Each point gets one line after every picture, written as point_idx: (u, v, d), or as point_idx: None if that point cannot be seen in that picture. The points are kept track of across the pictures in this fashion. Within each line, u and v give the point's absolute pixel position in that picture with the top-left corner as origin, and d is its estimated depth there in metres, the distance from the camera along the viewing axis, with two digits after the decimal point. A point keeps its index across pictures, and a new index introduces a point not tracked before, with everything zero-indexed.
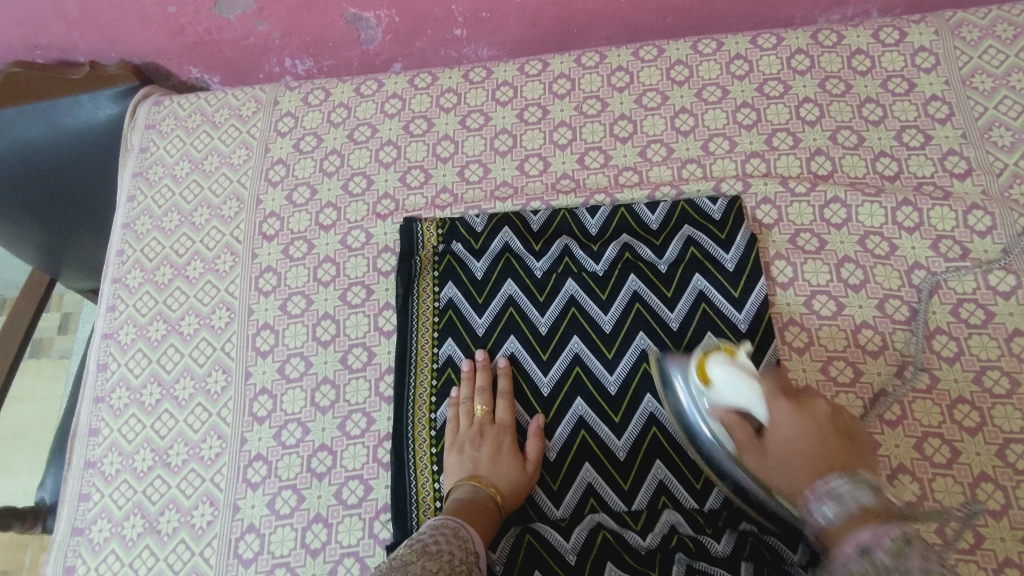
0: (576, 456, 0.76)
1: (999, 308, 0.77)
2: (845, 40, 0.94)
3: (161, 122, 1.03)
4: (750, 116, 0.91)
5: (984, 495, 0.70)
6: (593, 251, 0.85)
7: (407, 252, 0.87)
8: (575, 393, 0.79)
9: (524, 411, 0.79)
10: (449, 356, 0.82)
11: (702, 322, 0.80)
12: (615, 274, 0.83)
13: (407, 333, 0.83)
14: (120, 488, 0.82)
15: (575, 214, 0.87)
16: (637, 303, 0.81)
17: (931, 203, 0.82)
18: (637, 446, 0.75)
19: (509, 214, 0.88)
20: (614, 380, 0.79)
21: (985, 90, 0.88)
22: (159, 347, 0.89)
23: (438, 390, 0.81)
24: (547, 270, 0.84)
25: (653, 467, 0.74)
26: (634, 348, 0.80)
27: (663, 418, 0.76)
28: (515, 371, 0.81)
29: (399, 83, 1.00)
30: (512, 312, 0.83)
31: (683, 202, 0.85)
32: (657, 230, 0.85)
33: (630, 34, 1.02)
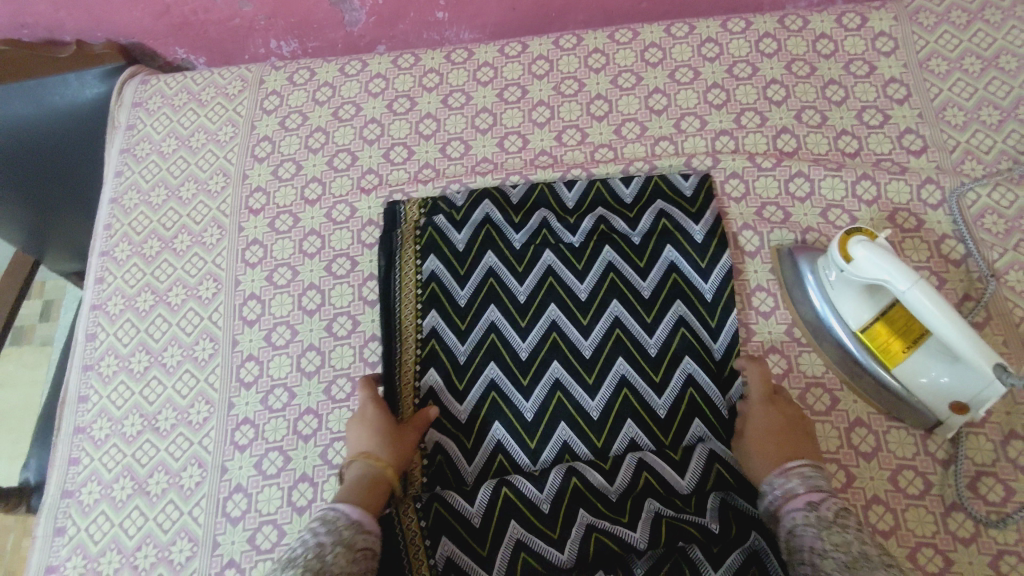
0: (553, 415, 0.79)
1: (949, 274, 0.83)
2: (810, 26, 0.98)
3: (148, 100, 1.05)
4: (719, 96, 0.95)
5: (934, 446, 0.75)
6: (570, 223, 0.88)
7: (390, 226, 0.90)
8: (552, 356, 0.82)
9: (503, 375, 0.82)
10: (433, 327, 0.84)
11: (673, 291, 0.83)
12: (591, 244, 0.87)
13: (391, 305, 0.85)
14: (109, 452, 0.84)
15: (553, 188, 0.90)
16: (612, 273, 0.85)
17: (888, 177, 0.87)
18: (610, 406, 0.79)
19: (490, 189, 0.91)
20: (589, 345, 0.82)
21: (940, 72, 0.93)
22: (147, 317, 0.91)
23: (422, 358, 0.83)
24: (525, 242, 0.87)
25: (625, 426, 0.78)
26: (608, 315, 0.83)
27: (634, 380, 0.80)
28: (495, 338, 0.83)
29: (383, 63, 1.02)
30: (492, 282, 0.86)
31: (656, 176, 0.89)
32: (631, 203, 0.88)
33: (607, 18, 1.06)
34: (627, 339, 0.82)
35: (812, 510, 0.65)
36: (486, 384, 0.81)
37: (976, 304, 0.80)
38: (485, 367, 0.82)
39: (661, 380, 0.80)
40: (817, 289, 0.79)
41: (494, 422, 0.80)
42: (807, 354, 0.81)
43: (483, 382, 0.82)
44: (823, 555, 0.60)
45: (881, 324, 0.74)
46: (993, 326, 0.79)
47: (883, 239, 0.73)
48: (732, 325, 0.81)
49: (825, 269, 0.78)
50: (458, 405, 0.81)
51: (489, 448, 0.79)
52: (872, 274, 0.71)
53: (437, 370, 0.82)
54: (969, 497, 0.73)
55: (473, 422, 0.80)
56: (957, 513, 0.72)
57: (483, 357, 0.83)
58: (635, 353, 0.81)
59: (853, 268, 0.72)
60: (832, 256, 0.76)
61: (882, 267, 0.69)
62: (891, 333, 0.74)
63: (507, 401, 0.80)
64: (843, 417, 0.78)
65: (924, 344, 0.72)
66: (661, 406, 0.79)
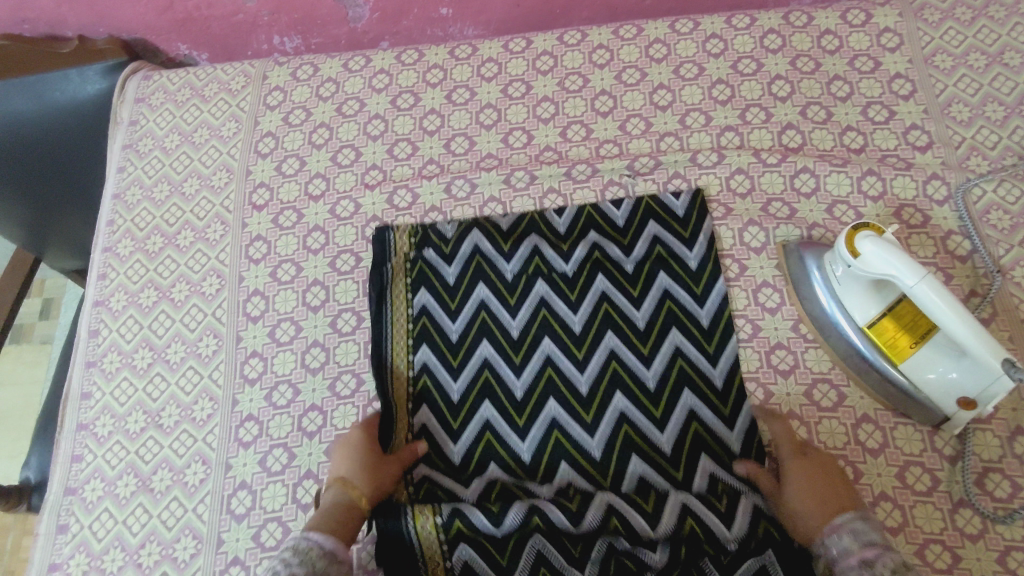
0: (542, 393, 0.80)
1: (955, 270, 0.82)
2: (814, 21, 0.98)
3: (150, 96, 1.05)
4: (724, 92, 0.95)
5: (941, 443, 0.75)
6: (562, 251, 0.87)
7: (379, 259, 0.88)
8: (548, 393, 0.80)
9: (496, 354, 0.83)
10: (424, 364, 0.82)
11: (667, 320, 0.82)
12: (584, 273, 0.85)
13: (382, 344, 0.83)
14: (112, 449, 0.84)
15: (544, 216, 0.89)
16: (605, 303, 0.84)
17: (893, 173, 0.87)
18: (598, 381, 0.80)
19: (478, 218, 0.90)
20: (585, 380, 0.80)
21: (945, 68, 0.93)
22: (150, 313, 0.90)
23: (415, 398, 0.81)
24: (517, 271, 0.86)
25: (614, 398, 0.79)
26: (603, 348, 0.82)
27: (623, 354, 0.81)
28: (488, 375, 0.81)
29: (386, 58, 1.02)
30: (484, 315, 0.84)
31: (647, 198, 0.89)
32: (623, 227, 0.88)
33: (612, 15, 1.06)
34: (615, 313, 0.83)
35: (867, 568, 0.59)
36: (480, 424, 0.79)
37: (983, 300, 0.80)
38: (478, 346, 0.83)
39: (661, 415, 0.78)
40: (824, 284, 0.80)
41: (490, 461, 0.78)
42: (813, 350, 0.81)
43: (478, 419, 0.80)
44: None
45: (888, 320, 0.74)
46: (1000, 322, 0.79)
47: (891, 234, 0.73)
48: (731, 357, 0.80)
49: (832, 264, 0.78)
50: (452, 445, 0.79)
51: (478, 426, 0.79)
52: (879, 269, 0.71)
53: (429, 409, 0.81)
54: (976, 493, 0.72)
55: (464, 401, 0.80)
56: (964, 510, 0.72)
57: (475, 334, 0.84)
58: (624, 327, 0.82)
59: (861, 264, 0.72)
60: (839, 251, 0.76)
61: (890, 261, 0.69)
62: (898, 328, 0.74)
63: (500, 380, 0.81)
64: (850, 413, 0.78)
65: (931, 339, 0.72)
66: (650, 378, 0.80)
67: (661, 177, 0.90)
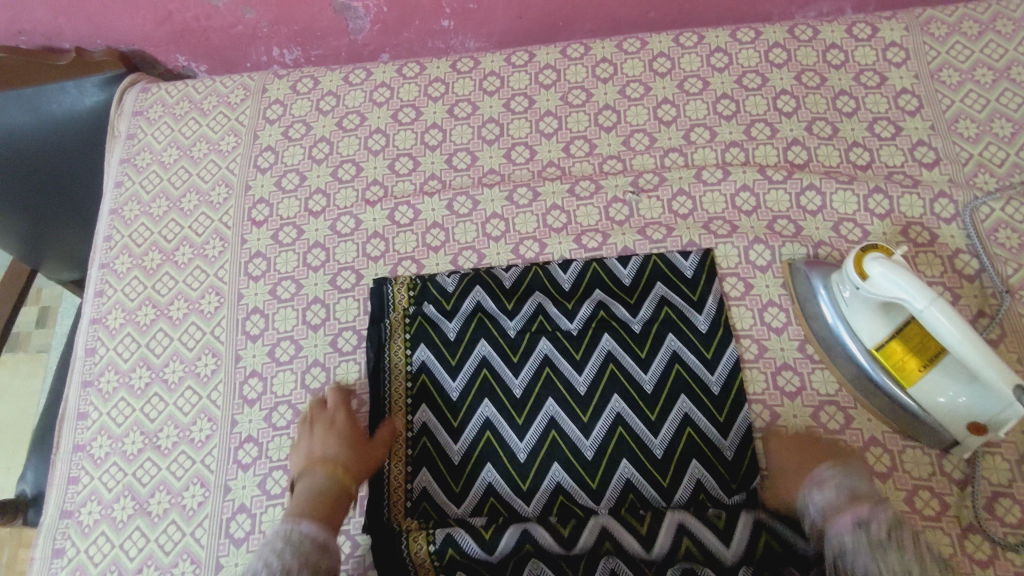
0: (547, 455, 0.78)
1: (963, 290, 0.82)
2: (820, 35, 0.97)
3: (149, 109, 1.03)
4: (729, 107, 0.94)
5: (950, 467, 0.74)
6: (567, 309, 0.84)
7: (377, 316, 0.85)
8: (552, 458, 0.78)
9: (498, 414, 0.80)
10: (424, 424, 0.81)
11: (676, 385, 0.80)
12: (589, 332, 0.83)
13: (381, 404, 0.81)
14: (109, 471, 0.82)
15: (548, 270, 0.87)
16: (611, 363, 0.82)
17: (900, 191, 0.86)
18: (604, 446, 0.78)
19: (481, 272, 0.87)
20: (590, 445, 0.78)
21: (952, 83, 0.92)
22: (148, 331, 0.89)
23: (414, 459, 0.79)
24: (520, 329, 0.84)
25: (621, 466, 0.77)
26: (608, 412, 0.80)
27: (629, 419, 0.79)
28: (490, 436, 0.79)
29: (387, 72, 1.01)
30: (486, 373, 0.82)
31: (655, 256, 0.86)
32: (630, 286, 0.85)
33: (615, 28, 1.05)
34: (621, 374, 0.81)
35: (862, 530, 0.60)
36: (483, 488, 0.77)
37: (991, 321, 0.79)
38: (479, 405, 0.81)
39: (670, 485, 0.76)
40: (828, 305, 0.79)
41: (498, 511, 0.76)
42: (820, 371, 0.80)
43: (479, 485, 0.77)
44: None
45: (897, 342, 0.73)
46: (1009, 344, 0.78)
47: (900, 256, 0.72)
48: (742, 427, 0.78)
49: (838, 285, 0.77)
50: (453, 507, 0.77)
51: (481, 491, 0.77)
52: (888, 291, 0.69)
53: (429, 472, 0.79)
54: (986, 520, 0.71)
55: (466, 462, 0.79)
56: (974, 537, 0.71)
57: (477, 392, 0.81)
58: (631, 391, 0.80)
59: (869, 286, 0.71)
60: (846, 273, 0.74)
61: (898, 283, 0.68)
62: (906, 351, 0.73)
63: (501, 441, 0.79)
64: (857, 436, 0.77)
65: (941, 361, 0.71)
66: (658, 446, 0.78)
67: (665, 194, 0.89)
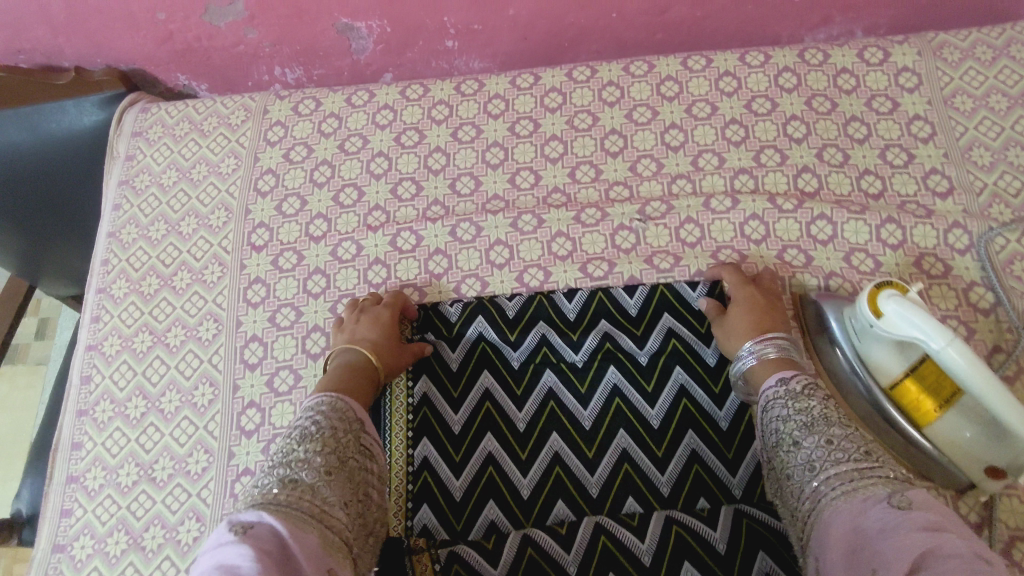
0: (551, 492, 0.77)
1: (979, 324, 0.80)
2: (831, 59, 0.95)
3: (148, 129, 1.02)
4: (738, 133, 0.92)
5: (966, 508, 0.72)
6: (572, 340, 0.83)
7: None
8: (556, 495, 0.76)
9: (502, 449, 0.79)
10: (425, 458, 0.78)
11: (684, 419, 0.78)
12: (594, 364, 0.82)
13: (381, 433, 0.80)
14: (103, 503, 0.81)
15: (552, 299, 0.85)
16: (617, 398, 0.80)
17: (913, 221, 0.84)
18: (610, 483, 0.76)
19: (484, 302, 0.85)
20: (595, 481, 0.77)
21: (966, 110, 0.90)
22: (144, 359, 0.87)
23: (415, 495, 0.77)
24: (524, 361, 0.83)
25: (626, 503, 0.75)
26: (614, 448, 0.78)
27: (636, 455, 0.77)
28: (493, 472, 0.78)
29: (390, 93, 0.99)
30: (488, 406, 0.81)
31: (662, 286, 0.84)
32: (636, 317, 0.83)
33: (621, 49, 1.03)
34: (627, 408, 0.79)
35: (784, 386, 0.69)
36: (486, 526, 0.75)
37: (1008, 357, 0.77)
38: (482, 439, 0.79)
39: None
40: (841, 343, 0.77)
41: (488, 502, 0.76)
42: None
43: (481, 523, 0.75)
44: (786, 420, 0.66)
45: (911, 381, 0.71)
46: None
47: (915, 293, 0.70)
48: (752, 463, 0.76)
49: (852, 320, 0.75)
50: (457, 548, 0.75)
51: (483, 528, 0.75)
52: (904, 331, 0.67)
53: (430, 508, 0.76)
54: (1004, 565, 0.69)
55: (468, 498, 0.76)
56: None
57: (480, 426, 0.80)
58: (637, 426, 0.78)
59: (884, 324, 0.69)
60: (860, 310, 0.72)
61: (914, 323, 0.66)
62: (921, 391, 0.70)
63: (504, 476, 0.77)
64: None
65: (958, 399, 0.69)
66: (665, 483, 0.76)
67: (673, 222, 0.88)
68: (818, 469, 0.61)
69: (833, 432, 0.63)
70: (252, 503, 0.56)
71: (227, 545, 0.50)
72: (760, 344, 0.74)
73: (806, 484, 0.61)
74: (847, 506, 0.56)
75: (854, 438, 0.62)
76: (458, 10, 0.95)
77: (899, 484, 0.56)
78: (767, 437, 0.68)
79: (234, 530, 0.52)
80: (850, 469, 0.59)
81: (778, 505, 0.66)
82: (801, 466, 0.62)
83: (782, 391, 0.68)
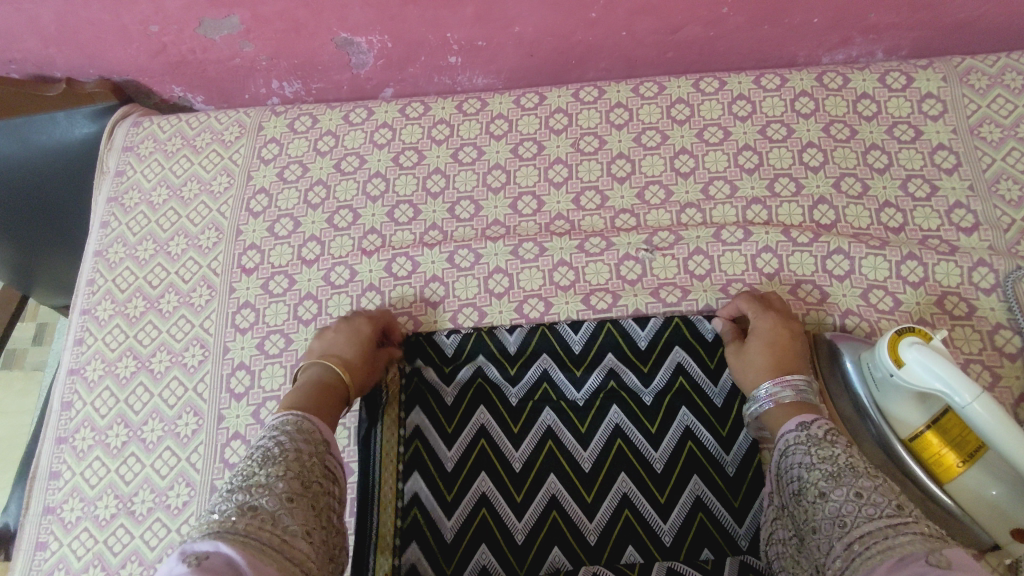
0: (546, 539, 0.72)
1: (1005, 370, 0.75)
2: (850, 84, 0.91)
3: (139, 144, 0.99)
4: (751, 159, 0.88)
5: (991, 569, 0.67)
6: (575, 377, 0.79)
7: None
8: (552, 541, 0.72)
9: (496, 489, 0.75)
10: (415, 494, 0.74)
11: (689, 464, 0.74)
12: (596, 403, 0.78)
13: (369, 463, 0.73)
14: (79, 537, 0.77)
15: (556, 330, 0.81)
16: (619, 439, 0.76)
17: (936, 258, 0.80)
18: (609, 530, 0.72)
19: (484, 333, 0.81)
20: (594, 528, 0.72)
21: (993, 140, 0.86)
22: (127, 386, 0.84)
23: (404, 532, 0.72)
24: (522, 397, 0.79)
25: (625, 552, 0.71)
26: (615, 492, 0.74)
27: (637, 500, 0.73)
28: (486, 513, 0.73)
29: (389, 111, 0.96)
30: (483, 443, 0.77)
31: (677, 317, 0.80)
32: (646, 351, 0.79)
33: (631, 68, 0.99)
34: (629, 450, 0.75)
35: (803, 430, 0.64)
36: (477, 569, 0.71)
37: None
38: (476, 478, 0.75)
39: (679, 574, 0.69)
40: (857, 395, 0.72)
41: (481, 544, 0.72)
42: None
43: (473, 567, 0.71)
44: (808, 468, 0.61)
45: (932, 433, 0.66)
46: None
47: (938, 342, 0.66)
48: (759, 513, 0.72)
49: (869, 366, 0.70)
50: None
51: (475, 573, 0.71)
52: (926, 382, 0.63)
53: (420, 546, 0.72)
54: None
55: (459, 540, 0.72)
56: None
57: (474, 464, 0.76)
58: (639, 470, 0.74)
59: (905, 374, 0.64)
60: (879, 357, 0.68)
61: (939, 375, 0.62)
62: (943, 445, 0.66)
63: (497, 519, 0.73)
64: None
65: (981, 456, 0.65)
66: (667, 532, 0.71)
67: (680, 253, 0.83)
68: (847, 524, 0.54)
69: (861, 483, 0.57)
70: (207, 531, 0.51)
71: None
72: (779, 385, 0.70)
73: (833, 541, 0.55)
74: (883, 566, 0.49)
75: (885, 491, 0.56)
76: (461, 26, 0.91)
77: (937, 543, 0.50)
78: (789, 488, 0.63)
79: (187, 562, 0.47)
80: (882, 524, 0.52)
81: (801, 565, 0.60)
82: (827, 520, 0.56)
83: (803, 437, 0.64)
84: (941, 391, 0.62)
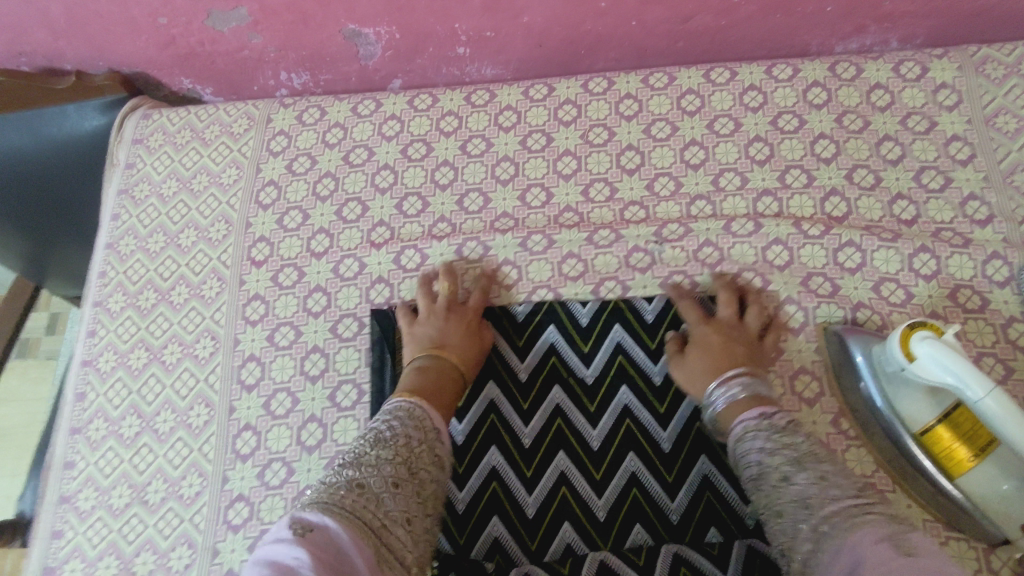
0: (556, 515, 0.73)
1: (1018, 363, 0.74)
2: (863, 74, 0.90)
3: (149, 137, 0.99)
4: (762, 151, 0.87)
5: (997, 563, 0.67)
6: (583, 354, 0.80)
7: (380, 342, 0.82)
8: (563, 517, 0.73)
9: (506, 463, 0.75)
10: None
11: (696, 444, 0.75)
12: (605, 384, 0.78)
13: None
14: (94, 526, 0.79)
15: (565, 304, 0.82)
16: (628, 418, 0.77)
17: (949, 250, 0.79)
18: (617, 509, 0.73)
19: (495, 307, 0.84)
20: (603, 505, 0.73)
21: (1009, 131, 0.85)
22: (140, 377, 0.85)
23: None
24: (532, 371, 0.80)
25: (633, 530, 0.71)
26: (624, 471, 0.74)
27: (645, 479, 0.74)
28: (497, 487, 0.74)
29: (398, 103, 0.96)
30: (493, 419, 0.78)
31: (678, 295, 0.81)
32: (651, 326, 0.81)
33: (641, 58, 0.98)
34: (638, 430, 0.76)
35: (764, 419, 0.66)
36: (489, 542, 0.72)
37: None
38: (486, 452, 0.76)
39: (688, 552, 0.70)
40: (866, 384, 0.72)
41: (492, 517, 0.73)
42: (855, 447, 0.73)
43: (485, 539, 0.72)
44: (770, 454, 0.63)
45: (943, 428, 0.65)
46: None
47: (951, 337, 0.65)
48: None
49: (879, 360, 0.70)
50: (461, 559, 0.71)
51: (487, 545, 0.72)
52: (937, 376, 0.63)
53: None
54: None
55: (470, 512, 0.73)
56: None
57: (483, 439, 0.77)
58: (645, 448, 0.75)
59: (917, 368, 0.64)
60: (889, 350, 0.67)
61: (950, 370, 0.61)
62: (954, 440, 0.65)
63: (508, 492, 0.74)
64: None
65: (993, 450, 0.64)
66: (674, 510, 0.72)
67: (691, 245, 0.83)
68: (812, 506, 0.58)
69: (822, 469, 0.60)
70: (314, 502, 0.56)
71: (283, 540, 0.51)
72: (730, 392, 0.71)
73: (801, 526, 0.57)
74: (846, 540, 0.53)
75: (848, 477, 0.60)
76: (470, 16, 0.91)
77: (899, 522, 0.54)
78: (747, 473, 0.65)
79: (294, 528, 0.52)
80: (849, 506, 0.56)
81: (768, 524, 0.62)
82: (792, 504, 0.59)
83: (757, 428, 0.66)
84: (955, 385, 0.61)
